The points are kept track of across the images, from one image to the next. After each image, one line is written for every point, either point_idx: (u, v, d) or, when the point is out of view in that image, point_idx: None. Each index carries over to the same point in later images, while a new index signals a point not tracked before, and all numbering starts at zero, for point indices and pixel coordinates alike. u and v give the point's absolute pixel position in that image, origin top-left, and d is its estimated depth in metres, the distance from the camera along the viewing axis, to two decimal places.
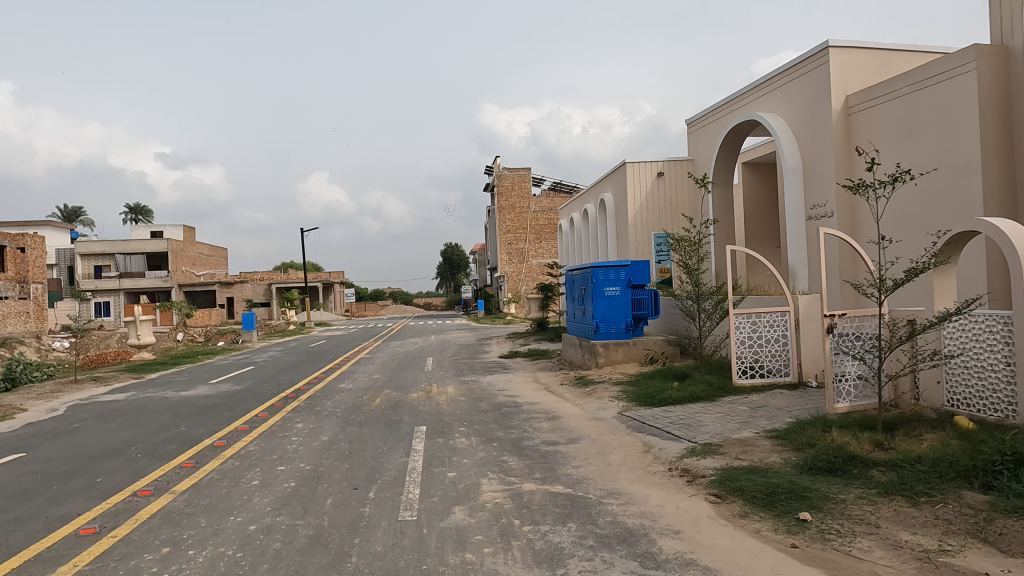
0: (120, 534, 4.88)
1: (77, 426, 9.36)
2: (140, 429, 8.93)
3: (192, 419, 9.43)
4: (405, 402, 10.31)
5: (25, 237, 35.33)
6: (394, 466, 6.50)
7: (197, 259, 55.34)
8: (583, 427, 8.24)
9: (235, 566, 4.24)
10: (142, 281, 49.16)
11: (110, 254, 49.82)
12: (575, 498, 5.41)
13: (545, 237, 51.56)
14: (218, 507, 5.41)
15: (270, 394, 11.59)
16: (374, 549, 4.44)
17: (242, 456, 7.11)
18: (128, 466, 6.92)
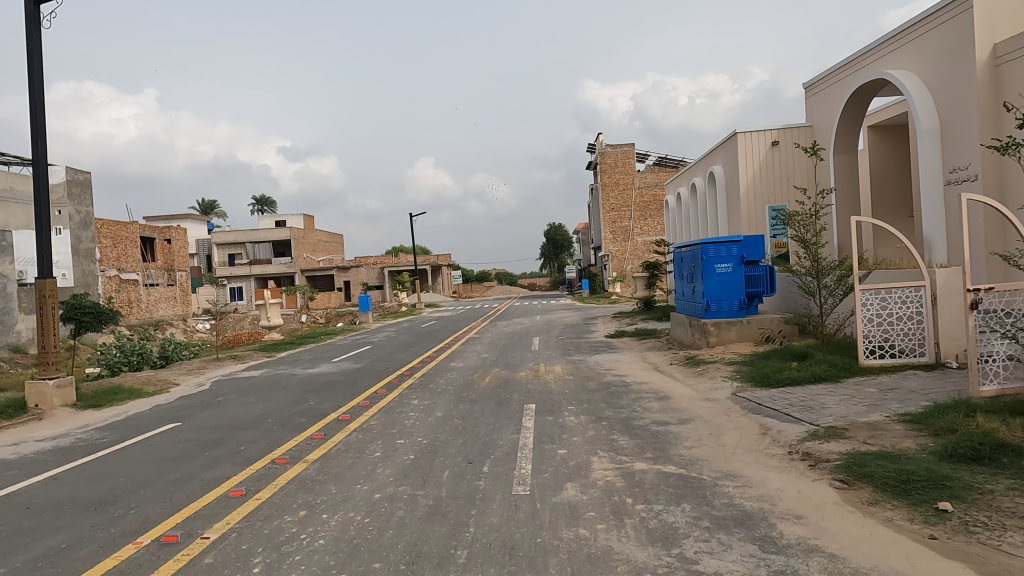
0: (263, 496, 5.38)
1: (221, 400, 10.37)
2: (275, 403, 9.75)
3: (318, 394, 10.16)
4: (513, 380, 10.55)
5: (167, 230, 38.96)
6: (506, 442, 6.68)
7: (317, 246, 58.98)
8: (695, 408, 8.05)
9: (364, 530, 4.55)
10: (269, 267, 53.18)
11: (240, 242, 54.16)
12: (688, 479, 5.33)
13: (650, 214, 50.32)
14: (346, 476, 5.82)
15: (387, 372, 12.24)
16: (491, 520, 4.61)
17: (365, 429, 7.59)
18: (266, 436, 7.57)
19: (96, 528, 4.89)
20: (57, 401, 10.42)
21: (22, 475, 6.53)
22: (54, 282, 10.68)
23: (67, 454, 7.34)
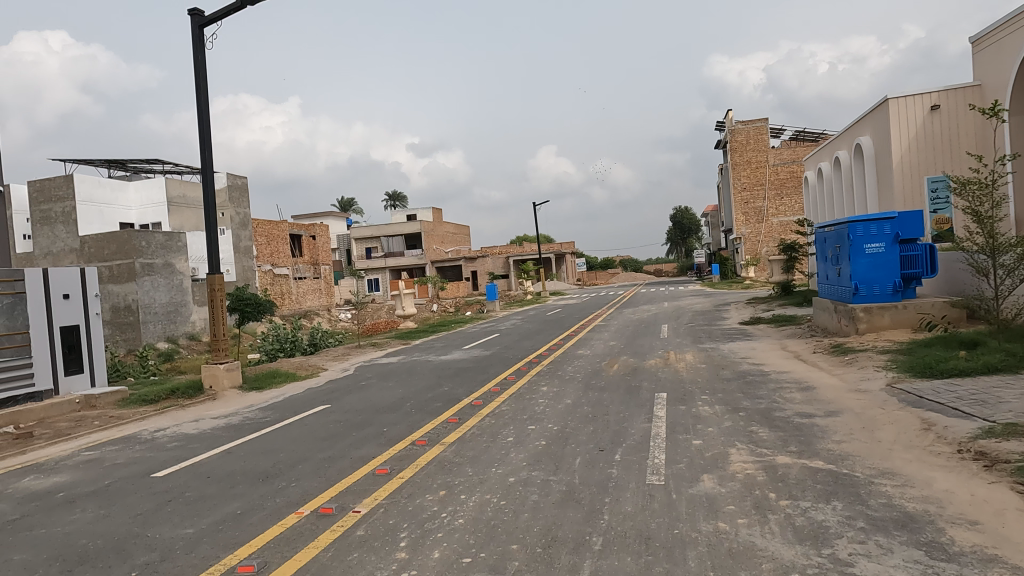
0: (406, 475, 5.71)
1: (364, 384, 11.13)
2: (412, 387, 10.30)
3: (452, 380, 10.60)
4: (643, 368, 10.37)
5: (313, 227, 42.29)
6: (637, 431, 6.58)
7: (446, 238, 61.29)
8: (843, 399, 7.47)
9: (501, 512, 4.69)
10: (402, 259, 56.11)
11: (376, 237, 57.61)
12: (838, 475, 4.97)
13: (787, 192, 47.23)
14: (482, 459, 6.03)
15: (516, 359, 12.50)
16: (625, 509, 4.58)
17: (497, 415, 7.81)
18: (406, 419, 8.01)
19: (264, 498, 5.44)
20: (227, 383, 11.68)
21: (202, 448, 7.40)
22: (222, 277, 11.94)
23: (237, 431, 8.22)
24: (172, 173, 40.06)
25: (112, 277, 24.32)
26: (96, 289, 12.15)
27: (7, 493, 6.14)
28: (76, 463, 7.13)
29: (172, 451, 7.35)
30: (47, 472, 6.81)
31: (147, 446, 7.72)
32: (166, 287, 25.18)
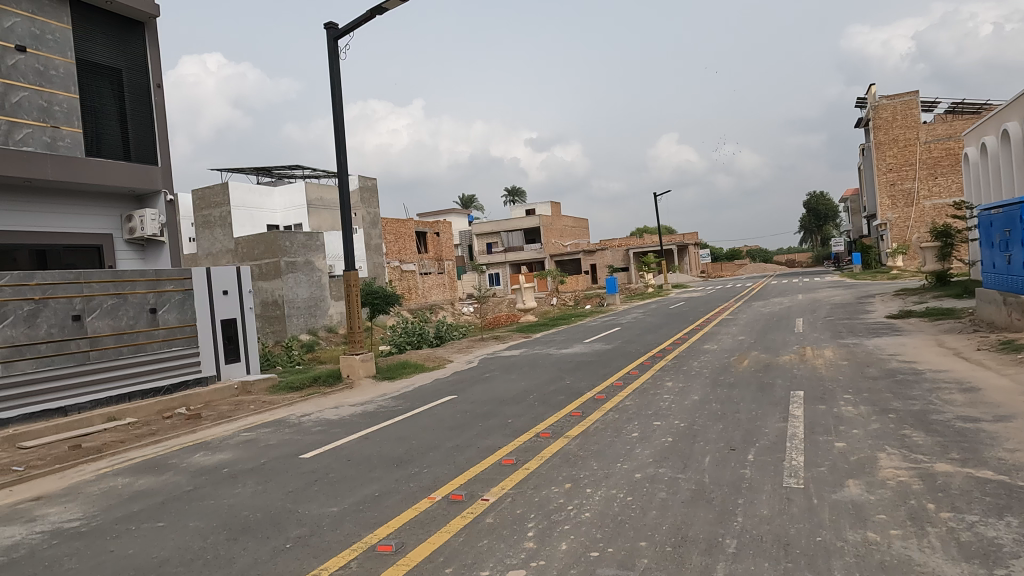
0: (532, 467, 5.79)
1: (488, 376, 11.43)
2: (535, 380, 10.43)
3: (574, 373, 10.62)
4: (776, 364, 9.81)
5: (437, 224, 44.14)
6: (771, 431, 6.23)
7: (564, 232, 61.36)
8: (1016, 403, 6.63)
9: (628, 508, 4.63)
10: (522, 254, 56.93)
11: (496, 232, 58.90)
12: (1013, 488, 4.42)
13: (941, 172, 42.71)
14: (607, 453, 5.99)
15: (638, 353, 12.28)
16: (761, 511, 4.36)
17: (621, 409, 7.71)
18: (530, 411, 8.13)
19: (400, 482, 5.74)
20: (362, 373, 12.45)
21: (343, 433, 7.95)
22: (356, 273, 12.72)
23: (373, 418, 8.74)
24: (311, 178, 43.27)
25: (262, 275, 26.75)
26: (250, 285, 13.21)
27: (181, 466, 6.95)
28: (237, 442, 7.92)
29: (317, 435, 7.96)
30: (213, 450, 7.63)
31: (295, 429, 8.42)
32: (308, 284, 27.26)
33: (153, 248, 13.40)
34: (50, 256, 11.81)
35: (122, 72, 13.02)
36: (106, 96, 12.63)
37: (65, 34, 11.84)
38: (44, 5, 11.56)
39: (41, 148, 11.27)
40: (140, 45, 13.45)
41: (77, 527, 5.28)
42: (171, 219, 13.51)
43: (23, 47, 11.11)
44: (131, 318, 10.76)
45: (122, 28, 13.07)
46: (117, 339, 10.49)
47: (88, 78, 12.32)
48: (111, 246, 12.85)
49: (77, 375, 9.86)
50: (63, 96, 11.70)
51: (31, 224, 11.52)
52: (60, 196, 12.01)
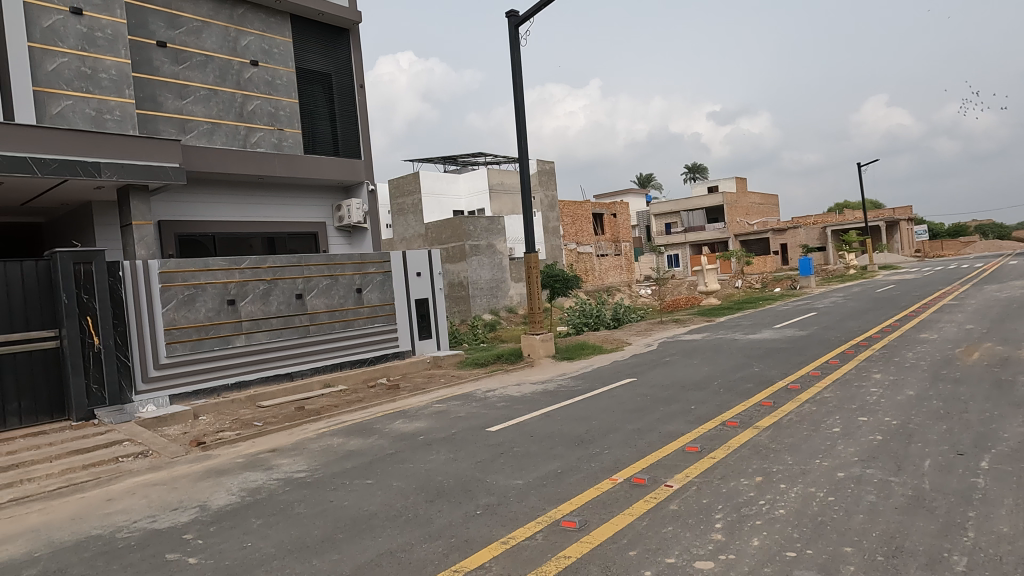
0: (718, 456, 5.54)
1: (669, 360, 11.15)
2: (720, 366, 9.96)
3: (763, 361, 9.97)
4: (1017, 358, 8.36)
5: (614, 206, 42.98)
6: (1013, 436, 5.32)
7: (753, 208, 57.10)
8: None
9: (829, 508, 4.25)
10: (703, 234, 54.48)
11: (676, 211, 56.97)
12: None
13: None
14: (803, 448, 5.54)
15: (838, 340, 11.18)
16: (999, 528, 3.75)
17: (819, 401, 7.08)
18: (715, 398, 7.78)
19: (582, 461, 5.82)
20: (542, 352, 12.78)
21: (526, 409, 8.25)
22: (537, 255, 13.00)
23: (554, 396, 8.95)
24: (492, 164, 45.09)
25: (449, 257, 28.60)
26: (440, 267, 14.04)
27: (384, 431, 7.70)
28: (431, 412, 8.59)
29: (502, 410, 8.34)
30: (410, 418, 8.35)
31: (482, 403, 8.91)
32: (490, 266, 28.59)
33: (358, 234, 14.86)
34: (278, 243, 13.64)
35: (332, 76, 14.52)
36: (319, 99, 14.21)
37: (288, 46, 13.56)
38: (271, 23, 13.31)
39: (271, 148, 13.10)
40: (346, 49, 14.86)
41: (304, 477, 6.09)
42: (373, 207, 14.86)
43: (256, 61, 12.97)
44: (342, 297, 12.07)
45: (332, 36, 14.54)
46: (331, 315, 11.86)
47: (305, 85, 13.97)
48: (325, 233, 14.48)
49: (299, 346, 11.31)
50: (286, 101, 13.45)
51: (264, 215, 13.36)
52: (285, 190, 13.77)
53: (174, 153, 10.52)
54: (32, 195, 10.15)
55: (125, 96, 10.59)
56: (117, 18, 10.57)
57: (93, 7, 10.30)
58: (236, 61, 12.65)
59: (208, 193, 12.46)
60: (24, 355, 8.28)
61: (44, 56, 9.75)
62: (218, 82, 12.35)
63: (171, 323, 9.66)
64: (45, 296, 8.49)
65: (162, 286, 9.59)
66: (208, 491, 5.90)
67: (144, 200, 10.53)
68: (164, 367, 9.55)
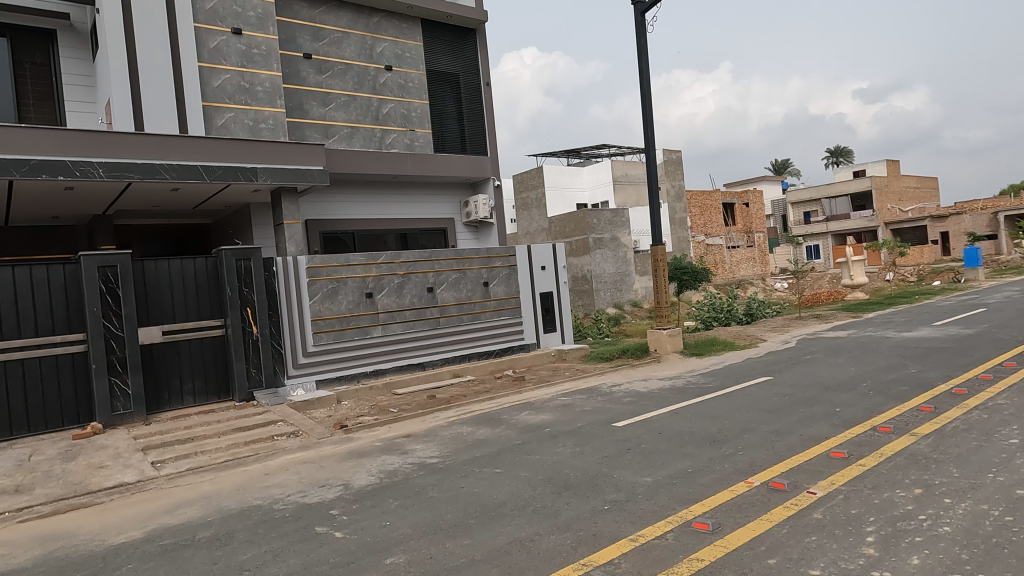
0: (868, 464, 5.09)
1: (809, 358, 10.42)
2: (869, 366, 9.15)
3: (921, 361, 9.03)
4: None
5: (746, 194, 41.08)
6: None
7: (908, 194, 51.83)
8: None
9: (1006, 530, 3.76)
10: (847, 223, 50.28)
11: (816, 199, 53.04)
12: None
13: None
14: (972, 460, 4.95)
15: (1015, 340, 9.87)
16: None
17: (992, 409, 6.29)
18: (863, 401, 7.16)
19: (714, 461, 5.59)
20: (669, 348, 12.45)
21: (653, 405, 8.05)
22: (664, 248, 12.64)
23: (683, 393, 8.67)
24: (616, 155, 44.44)
25: (572, 251, 28.58)
26: (565, 261, 14.04)
27: (511, 422, 7.84)
28: (557, 405, 8.63)
29: (628, 406, 8.21)
30: (536, 410, 8.44)
31: (607, 398, 8.83)
32: (614, 259, 28.22)
33: (485, 229, 15.23)
34: (410, 239, 14.31)
35: (459, 76, 14.94)
36: (447, 99, 14.71)
37: (418, 49, 14.15)
38: (403, 29, 13.95)
39: (404, 149, 13.78)
40: (474, 49, 15.22)
41: (436, 463, 6.36)
42: (499, 202, 15.17)
43: (390, 66, 13.66)
44: (469, 290, 12.44)
45: (460, 36, 14.94)
46: (459, 308, 12.27)
47: (434, 86, 14.51)
48: (453, 228, 14.97)
49: (430, 338, 11.81)
50: (417, 103, 14.07)
51: (397, 212, 14.06)
52: (417, 188, 14.40)
53: (318, 156, 11.33)
54: (201, 199, 11.38)
55: (277, 106, 11.57)
56: (270, 35, 11.57)
57: (250, 26, 11.34)
58: (372, 67, 13.40)
59: (348, 193, 13.33)
60: (196, 341, 9.33)
61: (211, 73, 10.89)
62: (356, 88, 13.16)
63: (317, 314, 10.45)
64: (212, 289, 9.50)
65: (309, 280, 10.39)
66: (350, 471, 6.33)
67: (293, 201, 11.46)
68: (311, 354, 10.35)
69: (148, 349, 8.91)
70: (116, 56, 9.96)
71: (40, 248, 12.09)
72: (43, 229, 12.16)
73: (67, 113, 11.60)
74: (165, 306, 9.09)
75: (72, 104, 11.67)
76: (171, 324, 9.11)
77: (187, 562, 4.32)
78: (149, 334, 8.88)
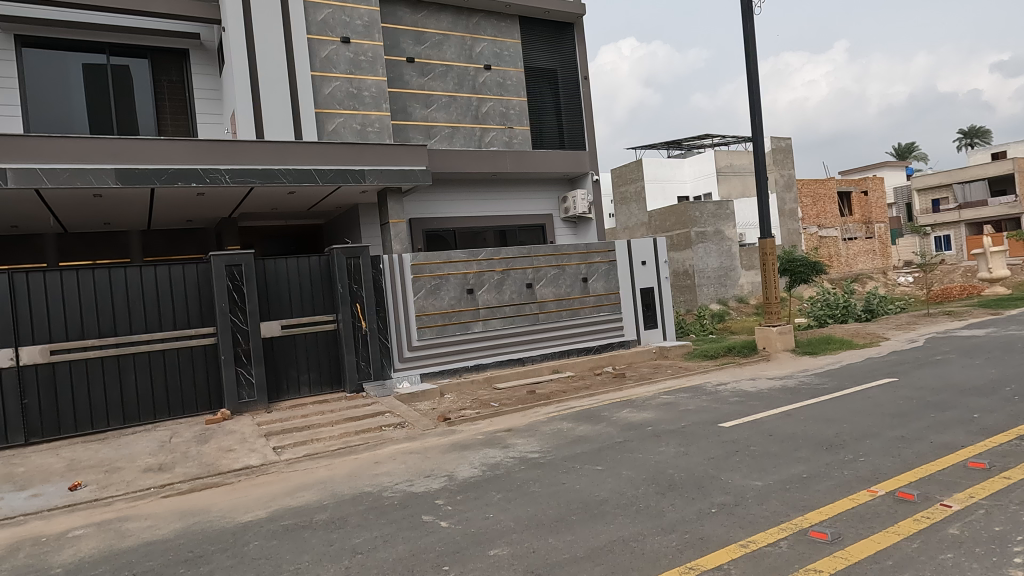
0: (1015, 477, 4.59)
1: (940, 358, 9.55)
2: (1012, 368, 8.25)
3: None
4: None
5: (864, 181, 38.13)
6: None
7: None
8: None
9: None
10: (984, 210, 45.64)
11: (946, 185, 48.54)
12: None
13: None
14: None
15: None
16: None
17: None
18: (1006, 407, 6.47)
19: (831, 467, 5.25)
20: (780, 346, 11.85)
21: (762, 406, 7.67)
22: (773, 240, 12.01)
23: (795, 394, 8.19)
24: (720, 145, 42.79)
25: (673, 246, 27.83)
26: (666, 255, 13.67)
27: (612, 420, 7.74)
28: (659, 403, 8.43)
29: (735, 406, 7.87)
30: (638, 408, 8.28)
31: (713, 397, 8.52)
32: (718, 253, 27.20)
33: (584, 224, 15.12)
34: (509, 236, 14.46)
35: (557, 71, 14.89)
36: (545, 95, 14.72)
37: (516, 47, 14.25)
38: (501, 28, 14.09)
39: (503, 146, 13.96)
40: (571, 42, 15.10)
41: (537, 458, 6.39)
42: (597, 197, 15.01)
43: (489, 65, 13.85)
44: (568, 286, 12.41)
45: (558, 31, 14.88)
46: (558, 304, 12.27)
47: (532, 82, 14.56)
48: (551, 224, 14.97)
49: (530, 333, 11.89)
50: (515, 100, 14.19)
51: (497, 209, 14.25)
52: (515, 185, 14.52)
53: (421, 157, 11.68)
54: (315, 201, 12.07)
55: (382, 110, 12.05)
56: (376, 41, 12.05)
57: (357, 34, 11.87)
58: (471, 67, 13.65)
59: (449, 191, 13.66)
60: (311, 335, 9.91)
61: (323, 81, 11.51)
62: (456, 88, 13.46)
63: (421, 310, 10.80)
64: (325, 285, 10.04)
65: (413, 277, 10.76)
66: (454, 463, 6.49)
67: (398, 201, 11.90)
68: (416, 349, 10.72)
69: (269, 342, 9.56)
70: (239, 70, 10.75)
71: (177, 250, 13.29)
72: (179, 232, 13.37)
73: (199, 125, 12.65)
74: (284, 302, 9.71)
75: (203, 116, 12.72)
76: (289, 318, 9.73)
77: (306, 542, 4.60)
78: (271, 328, 9.53)
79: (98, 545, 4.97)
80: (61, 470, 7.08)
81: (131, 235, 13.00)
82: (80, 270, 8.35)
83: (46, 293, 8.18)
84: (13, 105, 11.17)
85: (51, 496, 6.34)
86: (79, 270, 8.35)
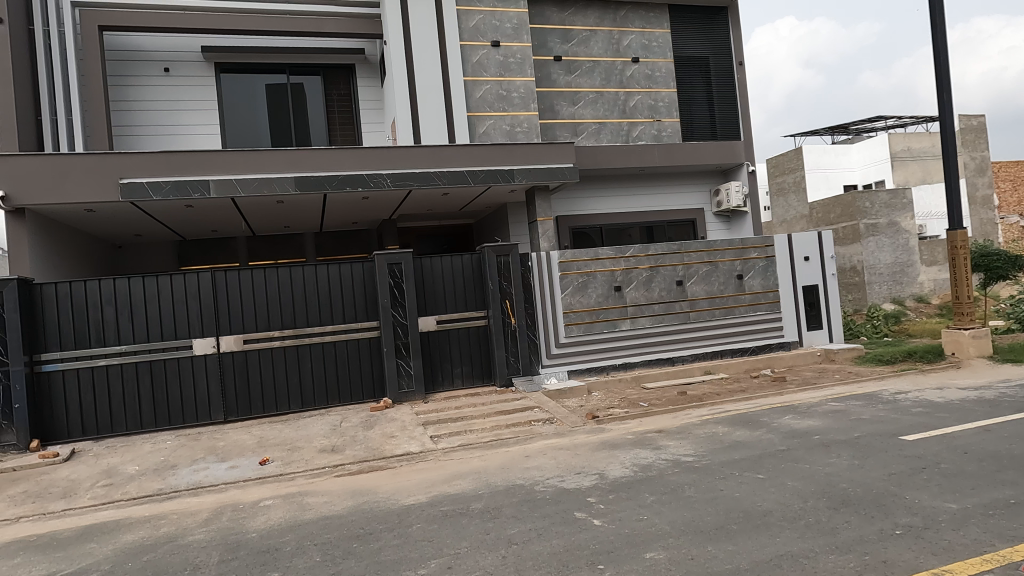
0: None
1: None
2: None
3: None
4: None
5: None
6: None
7: None
8: None
9: None
10: None
11: None
12: None
13: None
14: None
15: None
16: None
17: None
18: None
19: None
20: (973, 352, 10.46)
21: (954, 419, 6.79)
22: (965, 232, 10.56)
23: (996, 407, 7.15)
24: (896, 128, 38.69)
25: (839, 239, 25.58)
26: (833, 250, 12.57)
27: (773, 426, 7.25)
28: (826, 411, 7.76)
29: (919, 417, 7.04)
30: (802, 415, 7.68)
31: (891, 406, 7.69)
32: (892, 247, 24.59)
33: (738, 218, 14.35)
34: (657, 231, 14.10)
35: (710, 59, 14.24)
36: (696, 85, 14.14)
37: (666, 37, 13.83)
38: (650, 18, 13.75)
39: (651, 140, 13.67)
40: (725, 26, 14.36)
41: (692, 462, 6.14)
42: (754, 189, 14.16)
43: (637, 57, 13.59)
44: (722, 284, 11.83)
45: (711, 16, 14.22)
46: (711, 302, 11.74)
47: (683, 72, 14.05)
48: (703, 219, 14.36)
49: (679, 332, 11.52)
50: (665, 92, 13.79)
51: (644, 205, 13.95)
52: (664, 179, 14.11)
53: (568, 154, 11.70)
54: (467, 201, 12.56)
55: (531, 110, 12.25)
56: (524, 42, 12.27)
57: (507, 37, 12.16)
58: (619, 61, 13.47)
59: (596, 187, 13.59)
60: (464, 330, 10.32)
61: (474, 85, 11.94)
62: (603, 83, 13.35)
63: (569, 307, 10.86)
64: (477, 283, 10.40)
65: (561, 274, 10.83)
66: (604, 461, 6.43)
67: (545, 199, 12.04)
68: (564, 346, 10.81)
69: (426, 336, 10.10)
70: (399, 81, 11.46)
71: (345, 249, 14.49)
72: (347, 233, 14.58)
73: (364, 133, 13.67)
74: (439, 298, 10.20)
75: (368, 125, 13.70)
76: (444, 314, 10.20)
77: (464, 529, 4.79)
78: (427, 323, 10.06)
79: (284, 515, 5.54)
80: (252, 446, 7.98)
81: (307, 237, 14.39)
82: (267, 269, 9.35)
83: (240, 288, 9.26)
84: (214, 125, 12.77)
85: (245, 468, 7.17)
86: (266, 268, 9.36)
